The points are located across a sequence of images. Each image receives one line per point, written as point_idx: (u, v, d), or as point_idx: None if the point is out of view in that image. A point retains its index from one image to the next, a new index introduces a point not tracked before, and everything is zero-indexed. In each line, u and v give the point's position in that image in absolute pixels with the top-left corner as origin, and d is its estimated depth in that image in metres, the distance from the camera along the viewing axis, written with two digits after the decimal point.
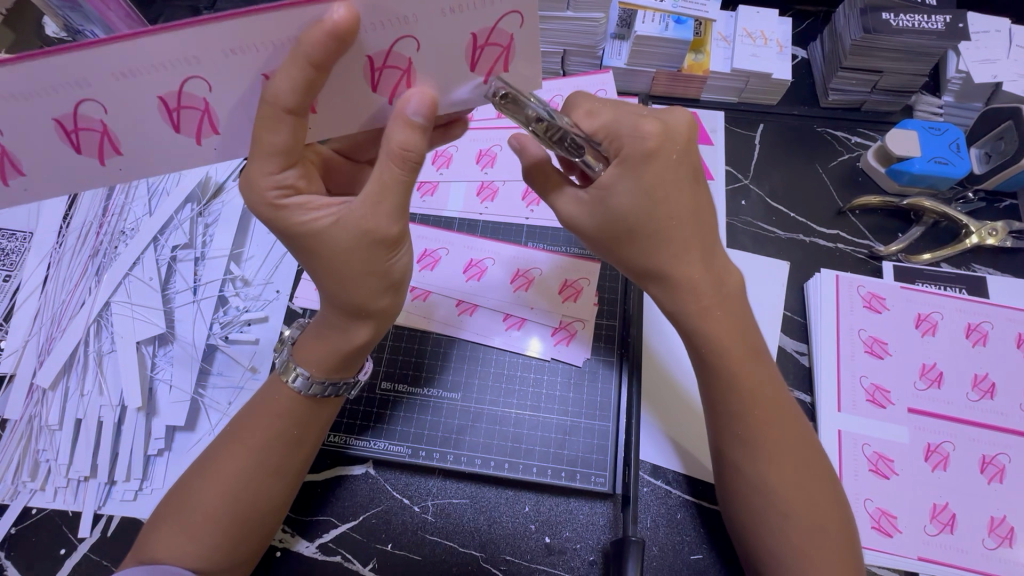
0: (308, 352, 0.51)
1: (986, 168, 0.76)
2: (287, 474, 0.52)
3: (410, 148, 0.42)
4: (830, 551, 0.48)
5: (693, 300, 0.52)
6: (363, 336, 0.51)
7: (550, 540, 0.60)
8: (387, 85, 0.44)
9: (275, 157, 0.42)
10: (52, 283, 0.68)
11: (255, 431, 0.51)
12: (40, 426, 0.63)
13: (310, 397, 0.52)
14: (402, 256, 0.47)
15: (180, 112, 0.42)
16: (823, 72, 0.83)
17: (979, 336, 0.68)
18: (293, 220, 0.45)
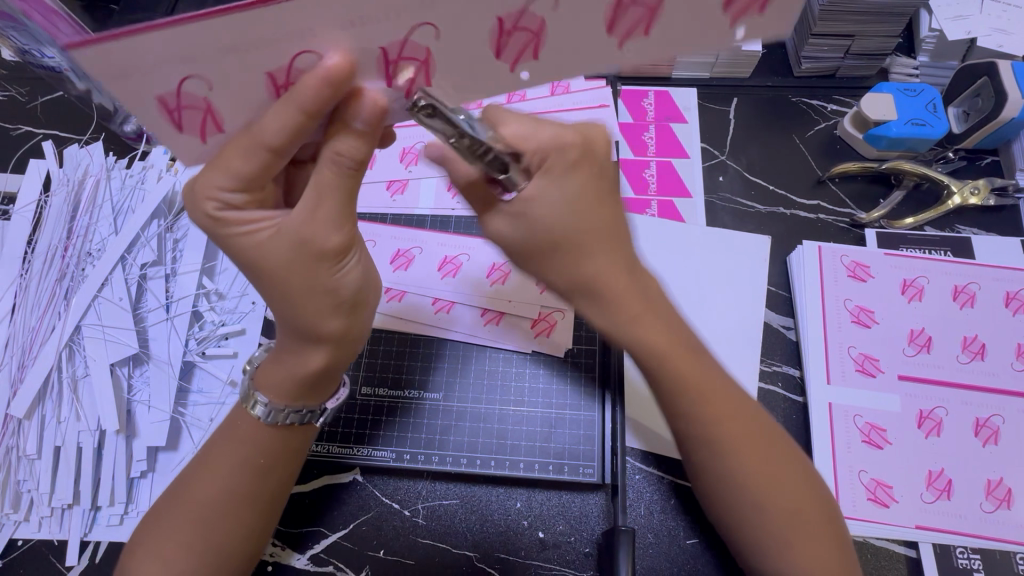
0: (269, 381, 0.51)
1: (965, 127, 0.75)
2: (263, 500, 0.51)
3: (345, 153, 0.41)
4: (808, 533, 0.48)
5: (618, 314, 0.47)
6: (318, 363, 0.49)
7: (544, 534, 0.59)
8: (404, 82, 0.39)
9: (233, 179, 0.41)
10: (22, 310, 0.67)
11: (223, 457, 0.50)
12: (19, 456, 0.61)
13: (271, 426, 0.51)
14: (349, 269, 0.47)
15: (398, 63, 0.38)
16: (794, 40, 0.81)
17: (967, 297, 0.67)
18: (236, 235, 0.44)
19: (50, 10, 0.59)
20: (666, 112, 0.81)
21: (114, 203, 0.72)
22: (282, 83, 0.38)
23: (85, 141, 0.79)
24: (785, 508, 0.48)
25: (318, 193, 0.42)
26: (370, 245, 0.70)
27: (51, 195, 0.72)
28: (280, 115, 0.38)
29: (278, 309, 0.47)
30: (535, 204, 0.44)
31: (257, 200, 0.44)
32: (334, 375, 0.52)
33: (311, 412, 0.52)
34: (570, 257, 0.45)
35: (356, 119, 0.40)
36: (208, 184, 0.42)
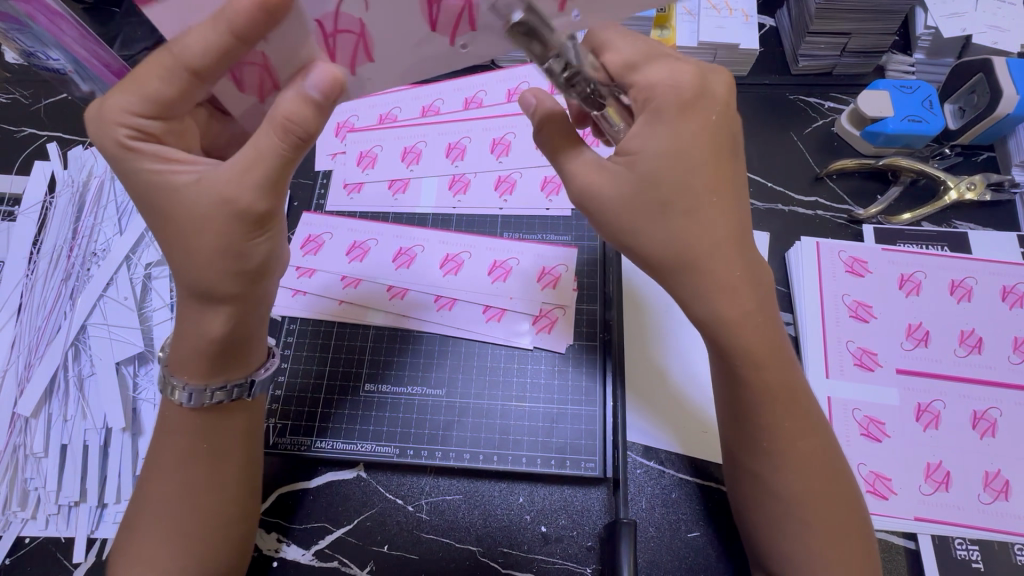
0: (179, 362, 0.49)
1: (962, 123, 0.75)
2: (225, 487, 0.51)
3: (294, 120, 0.40)
4: (844, 544, 0.49)
5: (732, 304, 0.45)
6: (219, 329, 0.47)
7: (547, 529, 0.60)
8: (343, 55, 0.42)
9: (148, 103, 0.42)
10: (28, 310, 0.67)
11: (167, 450, 0.50)
12: (26, 454, 0.62)
13: (198, 409, 0.50)
14: (264, 239, 0.45)
15: (439, 2, 0.39)
16: (792, 39, 0.82)
17: (964, 291, 0.68)
18: (149, 171, 0.43)
19: (54, 12, 0.60)
20: None
21: (118, 204, 0.72)
22: (329, 33, 0.40)
23: (89, 143, 0.79)
24: (830, 521, 0.49)
25: (255, 156, 0.41)
26: (372, 243, 0.70)
27: (56, 196, 0.72)
28: (204, 32, 0.38)
29: (177, 265, 0.45)
30: (638, 160, 0.45)
31: (172, 130, 0.44)
32: (244, 343, 0.50)
33: (238, 386, 0.51)
34: (678, 214, 0.45)
35: (309, 84, 0.40)
36: (120, 109, 0.42)
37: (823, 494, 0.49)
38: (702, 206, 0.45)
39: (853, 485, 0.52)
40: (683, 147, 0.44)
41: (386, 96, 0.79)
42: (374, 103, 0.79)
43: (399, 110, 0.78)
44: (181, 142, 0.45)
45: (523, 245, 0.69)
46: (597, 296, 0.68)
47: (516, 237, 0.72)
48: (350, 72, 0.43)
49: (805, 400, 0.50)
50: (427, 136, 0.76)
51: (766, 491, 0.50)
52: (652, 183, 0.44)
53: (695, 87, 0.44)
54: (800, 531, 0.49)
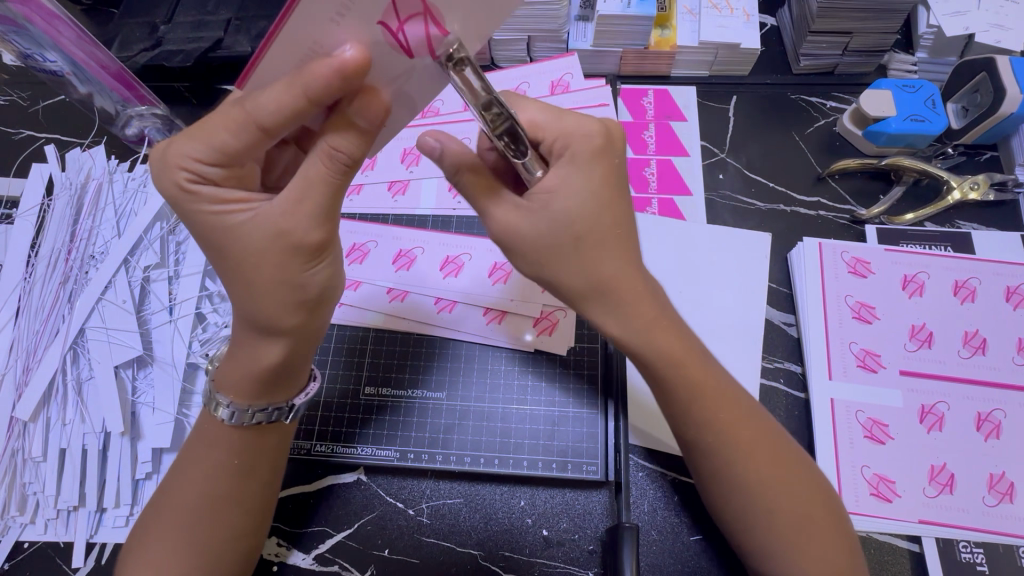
0: (227, 383, 0.50)
1: (964, 122, 0.75)
2: (246, 502, 0.51)
3: (340, 149, 0.40)
4: (811, 535, 0.48)
5: (636, 315, 0.49)
6: (273, 357, 0.48)
7: (548, 532, 0.59)
8: (422, 44, 0.37)
9: (212, 151, 0.41)
10: (26, 314, 0.67)
11: (202, 463, 0.50)
12: (24, 459, 0.62)
13: (238, 427, 0.50)
14: (320, 269, 0.46)
15: (407, 30, 0.36)
16: (793, 38, 0.81)
17: (967, 292, 0.67)
18: (208, 212, 0.43)
19: (51, 14, 0.60)
20: (666, 111, 0.81)
21: (116, 206, 0.72)
22: (397, 30, 0.36)
23: (87, 145, 0.79)
24: (795, 516, 0.48)
25: (305, 184, 0.41)
26: (371, 245, 0.70)
27: (54, 199, 0.72)
28: (279, 94, 0.38)
29: (241, 303, 0.46)
30: (548, 200, 0.47)
31: (234, 176, 0.43)
32: (292, 369, 0.50)
33: (278, 409, 0.51)
34: (587, 250, 0.47)
35: (362, 118, 0.40)
36: (182, 154, 0.41)
37: (784, 482, 0.49)
38: (612, 229, 0.48)
39: (815, 472, 0.51)
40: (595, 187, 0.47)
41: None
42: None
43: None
44: (244, 184, 0.44)
45: None
46: None
47: None
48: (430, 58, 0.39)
49: (747, 394, 0.52)
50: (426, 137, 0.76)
51: (728, 485, 0.50)
52: (574, 221, 0.46)
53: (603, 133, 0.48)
54: (768, 524, 0.49)
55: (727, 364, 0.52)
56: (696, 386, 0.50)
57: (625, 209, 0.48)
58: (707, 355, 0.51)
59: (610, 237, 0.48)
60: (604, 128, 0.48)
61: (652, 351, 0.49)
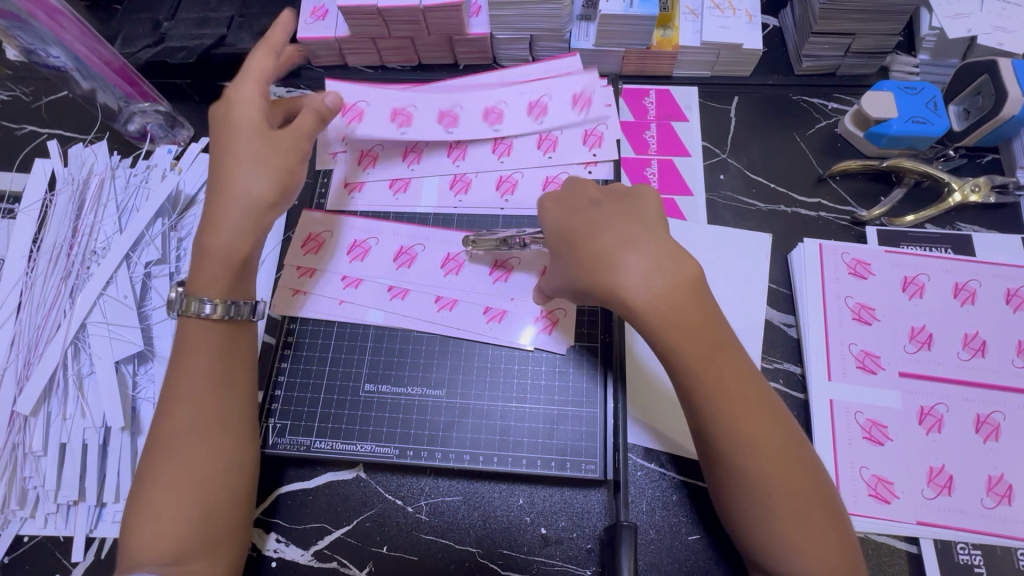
0: (202, 283, 0.56)
1: (965, 125, 0.75)
2: (232, 423, 0.54)
3: None
4: (810, 525, 0.48)
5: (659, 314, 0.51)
6: (245, 236, 0.56)
7: (546, 530, 0.60)
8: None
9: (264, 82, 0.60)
10: (27, 309, 0.67)
11: (180, 394, 0.53)
12: (25, 453, 0.62)
13: (213, 322, 0.55)
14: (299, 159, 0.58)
15: None
16: (795, 39, 0.81)
17: (967, 294, 0.67)
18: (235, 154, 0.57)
19: (54, 9, 0.61)
20: (667, 111, 0.81)
21: (118, 202, 0.72)
22: None
23: (89, 140, 0.79)
24: (793, 509, 0.48)
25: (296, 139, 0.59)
26: (372, 243, 0.70)
27: (56, 194, 0.72)
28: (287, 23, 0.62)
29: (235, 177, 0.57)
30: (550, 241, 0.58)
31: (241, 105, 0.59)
32: (256, 261, 0.58)
33: (246, 305, 0.57)
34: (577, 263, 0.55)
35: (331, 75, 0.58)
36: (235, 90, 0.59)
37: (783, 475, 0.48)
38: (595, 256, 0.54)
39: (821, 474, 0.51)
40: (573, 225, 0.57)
41: (405, 91, 0.76)
42: (392, 96, 0.75)
43: (413, 108, 0.74)
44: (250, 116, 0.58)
45: None
46: None
47: None
48: None
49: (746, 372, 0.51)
50: (431, 144, 0.74)
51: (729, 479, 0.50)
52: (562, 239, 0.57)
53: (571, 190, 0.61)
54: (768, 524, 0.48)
55: (735, 350, 0.52)
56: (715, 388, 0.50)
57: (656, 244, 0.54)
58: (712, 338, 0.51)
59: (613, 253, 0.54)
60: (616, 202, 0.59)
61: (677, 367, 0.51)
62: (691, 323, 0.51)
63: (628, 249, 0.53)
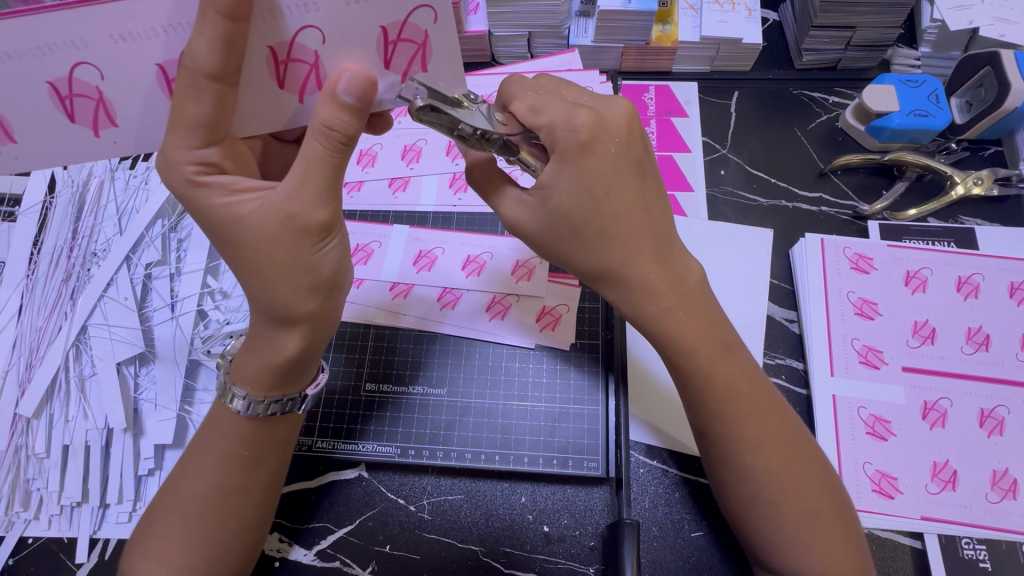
0: (242, 374, 0.50)
1: (968, 117, 0.74)
2: (251, 492, 0.51)
3: (334, 127, 0.41)
4: (825, 530, 0.48)
5: (650, 302, 0.50)
6: (293, 346, 0.48)
7: (549, 529, 0.59)
8: (400, 65, 0.44)
9: (196, 131, 0.41)
10: (28, 311, 0.67)
11: (212, 453, 0.50)
12: (28, 455, 0.62)
13: (251, 419, 0.50)
14: (330, 249, 0.46)
15: (396, 45, 0.43)
16: (796, 33, 0.81)
17: (971, 288, 0.67)
18: (219, 204, 0.44)
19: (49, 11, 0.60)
20: (667, 107, 0.81)
21: (118, 205, 0.72)
22: (391, 41, 0.42)
23: None
24: (820, 520, 0.48)
25: (305, 168, 0.42)
26: (375, 246, 0.70)
27: (56, 196, 0.72)
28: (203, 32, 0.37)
29: (254, 291, 0.46)
30: (549, 195, 0.48)
31: (230, 155, 0.44)
32: (309, 362, 0.51)
33: (291, 400, 0.52)
34: (590, 240, 0.49)
35: (343, 90, 0.40)
36: (179, 146, 0.42)
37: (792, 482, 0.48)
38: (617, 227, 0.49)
39: (835, 478, 0.51)
40: (600, 177, 0.47)
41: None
42: None
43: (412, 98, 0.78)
44: (240, 168, 0.46)
45: None
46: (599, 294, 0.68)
47: None
48: (400, 77, 0.45)
49: (757, 385, 0.51)
50: (427, 133, 0.76)
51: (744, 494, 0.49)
52: (568, 212, 0.48)
53: (593, 124, 0.47)
54: (794, 538, 0.48)
55: (742, 354, 0.52)
56: (723, 384, 0.50)
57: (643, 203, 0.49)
58: (721, 339, 0.51)
59: (609, 227, 0.48)
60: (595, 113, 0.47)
61: (680, 361, 0.51)
62: (687, 303, 0.51)
63: (624, 222, 0.48)
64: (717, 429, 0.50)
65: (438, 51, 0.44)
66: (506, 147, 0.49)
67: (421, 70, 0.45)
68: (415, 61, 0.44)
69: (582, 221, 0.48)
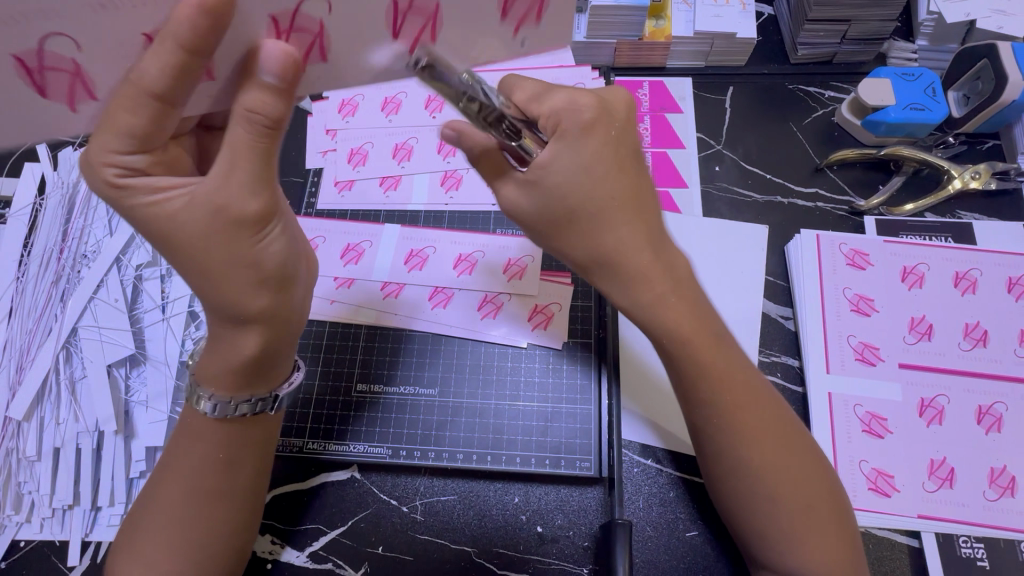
0: (209, 373, 0.49)
1: (965, 111, 0.74)
2: (231, 494, 0.51)
3: (262, 110, 0.39)
4: (819, 526, 0.47)
5: (645, 291, 0.49)
6: (252, 344, 0.48)
7: (542, 529, 0.59)
8: (515, 14, 0.43)
9: (127, 138, 0.39)
10: (18, 314, 0.67)
11: (183, 458, 0.50)
12: (19, 459, 0.62)
13: (220, 420, 0.50)
14: (271, 240, 0.45)
15: None
16: (790, 28, 0.80)
17: (968, 283, 0.66)
18: (144, 205, 0.42)
19: None
20: (661, 103, 0.80)
21: (108, 206, 0.71)
22: None
23: (78, 143, 0.78)
24: (814, 516, 0.48)
25: (232, 154, 0.40)
26: (366, 245, 0.69)
27: (46, 198, 0.72)
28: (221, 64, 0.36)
29: (200, 288, 0.45)
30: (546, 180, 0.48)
31: (161, 162, 0.42)
32: (272, 360, 0.50)
33: (262, 400, 0.51)
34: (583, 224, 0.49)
35: (267, 73, 0.38)
36: (103, 149, 0.39)
37: (786, 475, 0.48)
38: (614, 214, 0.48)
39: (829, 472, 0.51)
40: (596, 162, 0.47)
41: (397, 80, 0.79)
42: (383, 86, 0.78)
43: (404, 97, 0.77)
44: (170, 172, 0.43)
45: (521, 240, 0.69)
46: (592, 292, 0.67)
47: (510, 232, 0.71)
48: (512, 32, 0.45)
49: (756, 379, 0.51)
50: (418, 132, 0.76)
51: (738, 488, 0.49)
52: (563, 195, 0.48)
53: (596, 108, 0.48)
54: (789, 534, 0.47)
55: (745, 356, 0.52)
56: (718, 379, 0.49)
57: (634, 190, 0.49)
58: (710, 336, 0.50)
59: (600, 213, 0.48)
60: (598, 99, 0.48)
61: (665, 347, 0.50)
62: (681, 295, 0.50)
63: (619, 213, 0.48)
64: (708, 421, 0.49)
65: (553, 8, 0.45)
66: (511, 125, 0.47)
67: (532, 25, 0.45)
68: (532, 14, 0.44)
69: (579, 202, 0.48)
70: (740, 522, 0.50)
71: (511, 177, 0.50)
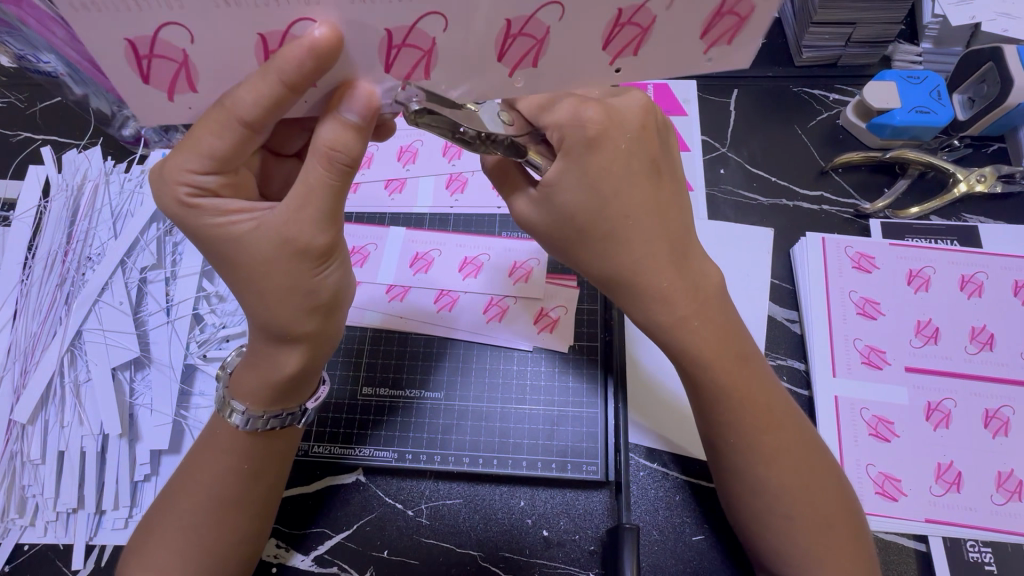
0: (242, 389, 0.49)
1: (971, 113, 0.74)
2: (246, 503, 0.50)
3: (338, 148, 0.39)
4: (836, 544, 0.48)
5: (665, 311, 0.48)
6: (293, 364, 0.48)
7: (548, 533, 0.59)
8: (512, 57, 0.38)
9: (206, 160, 0.39)
10: (23, 317, 0.67)
11: (209, 466, 0.50)
12: (23, 462, 0.61)
13: (249, 434, 0.50)
14: (329, 271, 0.45)
15: (516, 37, 0.37)
16: (795, 30, 0.80)
17: (975, 287, 0.66)
18: (211, 225, 0.41)
19: None
20: (666, 105, 0.80)
21: (113, 208, 0.71)
22: (512, 33, 0.36)
23: (83, 145, 0.78)
24: (829, 532, 0.48)
25: (305, 191, 0.40)
26: (371, 248, 0.69)
27: (51, 200, 0.72)
28: (255, 85, 0.36)
29: (249, 306, 0.45)
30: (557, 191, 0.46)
31: (230, 184, 0.42)
32: (309, 377, 0.50)
33: (291, 414, 0.51)
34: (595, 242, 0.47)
35: (348, 109, 0.39)
36: (180, 168, 0.40)
37: (804, 493, 0.48)
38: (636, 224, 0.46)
39: (845, 486, 0.51)
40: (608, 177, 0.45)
41: None
42: None
43: None
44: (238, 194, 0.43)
45: (526, 243, 0.69)
46: (597, 296, 0.67)
47: (514, 235, 0.71)
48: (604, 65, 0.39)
49: (774, 393, 0.50)
50: (423, 133, 0.76)
51: (751, 504, 0.49)
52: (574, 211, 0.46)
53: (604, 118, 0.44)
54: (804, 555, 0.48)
55: (755, 361, 0.51)
56: (736, 393, 0.49)
57: (657, 203, 0.47)
58: (740, 352, 0.50)
59: (621, 226, 0.46)
60: (603, 107, 0.44)
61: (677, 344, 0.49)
62: (696, 316, 0.49)
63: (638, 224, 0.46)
64: (735, 444, 0.49)
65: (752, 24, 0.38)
66: (514, 147, 0.45)
67: (725, 46, 0.39)
68: (722, 37, 0.39)
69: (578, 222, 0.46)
70: (755, 540, 0.50)
71: (526, 192, 0.49)
